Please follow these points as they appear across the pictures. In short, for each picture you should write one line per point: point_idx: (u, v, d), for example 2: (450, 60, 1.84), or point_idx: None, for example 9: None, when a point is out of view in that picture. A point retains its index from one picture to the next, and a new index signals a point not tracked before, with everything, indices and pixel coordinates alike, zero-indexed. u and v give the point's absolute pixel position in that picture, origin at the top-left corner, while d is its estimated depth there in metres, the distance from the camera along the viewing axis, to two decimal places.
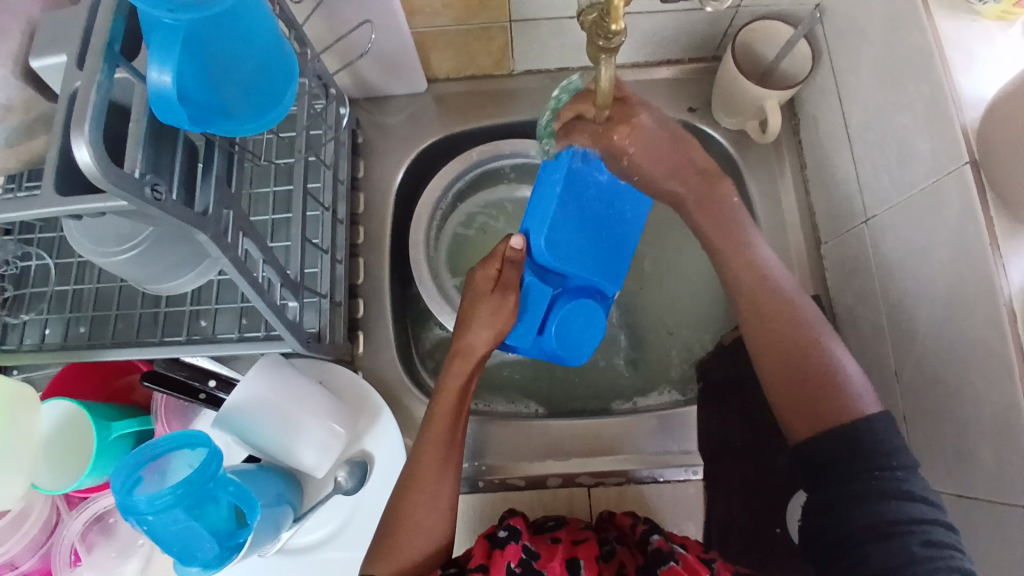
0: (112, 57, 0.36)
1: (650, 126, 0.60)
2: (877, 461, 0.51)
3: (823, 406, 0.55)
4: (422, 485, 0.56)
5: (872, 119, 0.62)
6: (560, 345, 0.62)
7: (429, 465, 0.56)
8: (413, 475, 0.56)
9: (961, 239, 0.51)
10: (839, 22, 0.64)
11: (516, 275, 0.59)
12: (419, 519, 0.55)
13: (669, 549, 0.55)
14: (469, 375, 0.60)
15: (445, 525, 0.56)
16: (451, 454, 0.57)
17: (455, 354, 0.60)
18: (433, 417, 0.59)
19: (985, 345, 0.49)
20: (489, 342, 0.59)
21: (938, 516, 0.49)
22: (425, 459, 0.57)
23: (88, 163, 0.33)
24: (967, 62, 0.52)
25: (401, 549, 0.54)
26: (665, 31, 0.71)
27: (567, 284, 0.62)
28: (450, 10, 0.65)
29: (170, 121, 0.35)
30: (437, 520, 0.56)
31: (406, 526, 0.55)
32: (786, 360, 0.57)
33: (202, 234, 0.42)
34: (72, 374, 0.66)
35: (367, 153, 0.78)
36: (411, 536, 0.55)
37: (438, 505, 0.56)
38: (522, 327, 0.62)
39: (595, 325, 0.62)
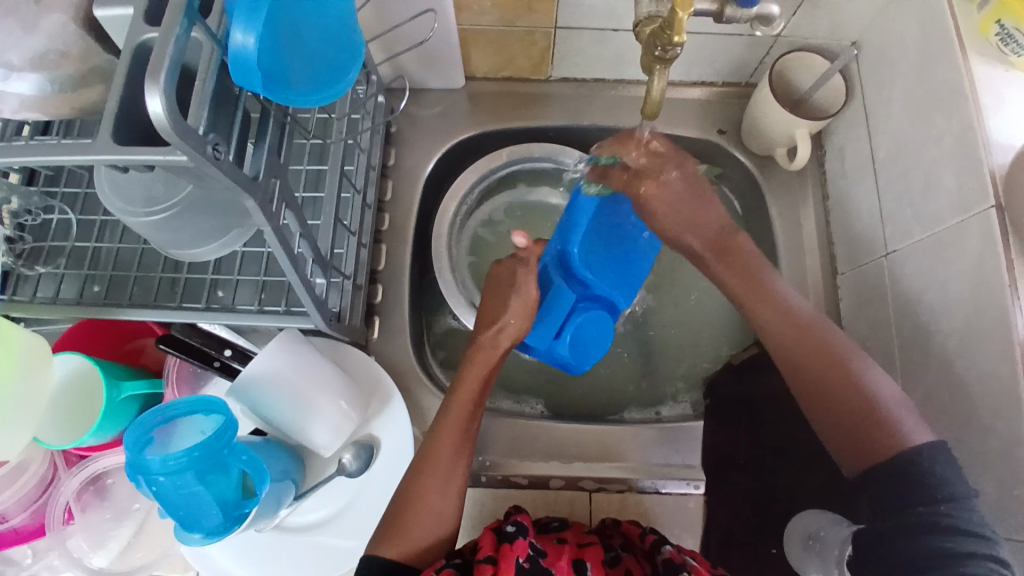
0: (191, 14, 0.37)
1: (678, 183, 0.61)
2: (921, 494, 0.48)
3: (855, 422, 0.54)
4: (432, 474, 0.56)
5: (900, 156, 0.63)
6: (572, 354, 0.62)
7: (440, 456, 0.57)
8: (424, 464, 0.57)
9: (980, 276, 0.53)
10: (876, 60, 0.66)
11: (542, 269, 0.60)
12: (432, 500, 0.56)
13: (682, 561, 0.55)
14: (489, 370, 0.61)
15: (455, 505, 0.57)
16: (467, 440, 0.58)
17: (473, 346, 0.62)
18: (451, 405, 0.59)
19: (997, 382, 0.51)
20: (515, 337, 0.60)
21: (982, 549, 0.44)
22: (442, 444, 0.57)
23: (160, 115, 0.34)
24: (998, 108, 0.54)
25: (411, 532, 0.54)
26: (705, 52, 0.73)
27: (589, 291, 0.62)
28: (498, 9, 0.66)
29: (244, 84, 0.36)
30: (447, 503, 0.56)
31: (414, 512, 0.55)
32: (815, 380, 0.56)
33: (251, 198, 0.42)
34: (85, 331, 0.65)
35: (399, 142, 0.78)
36: (421, 515, 0.55)
37: (450, 488, 0.57)
38: (543, 331, 0.62)
39: (601, 337, 0.64)
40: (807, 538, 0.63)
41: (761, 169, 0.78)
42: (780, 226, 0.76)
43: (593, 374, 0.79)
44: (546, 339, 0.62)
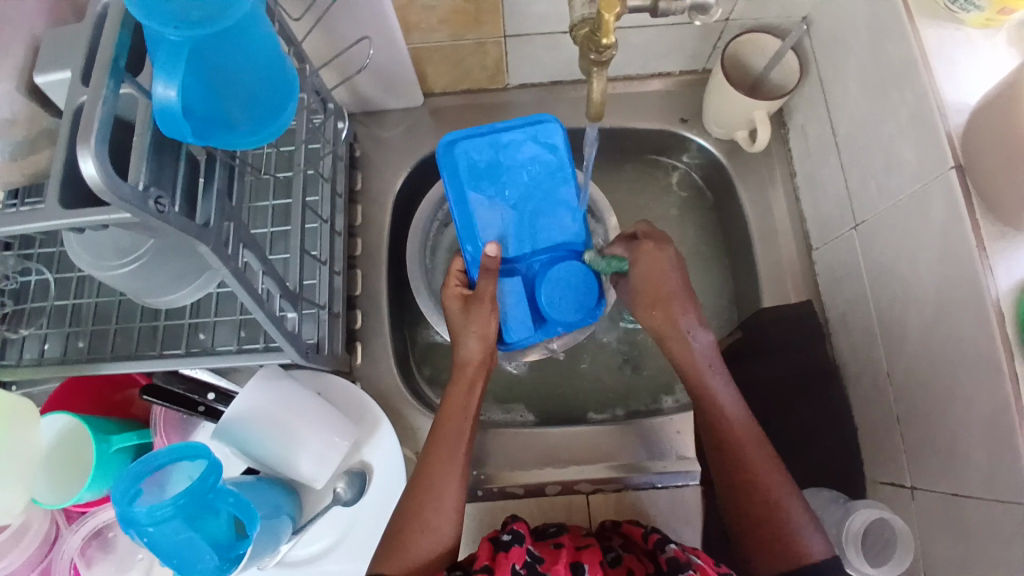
0: (118, 72, 0.37)
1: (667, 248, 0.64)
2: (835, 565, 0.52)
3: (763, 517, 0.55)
4: (435, 479, 0.57)
5: (859, 128, 0.63)
6: (559, 312, 0.65)
7: (439, 456, 0.58)
8: (426, 467, 0.58)
9: (948, 244, 0.52)
10: (826, 34, 0.66)
11: (491, 284, 0.62)
12: (427, 518, 0.56)
13: (686, 560, 0.53)
14: (472, 391, 0.62)
15: (453, 524, 0.56)
16: (460, 455, 0.58)
17: (460, 367, 0.63)
18: (442, 421, 0.60)
19: (973, 347, 0.50)
20: (483, 346, 0.62)
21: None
22: (436, 460, 0.58)
23: (94, 175, 0.34)
24: (951, 72, 0.53)
25: (408, 545, 0.54)
26: (658, 45, 0.73)
27: (529, 263, 0.67)
28: (446, 25, 0.66)
29: (174, 135, 0.36)
30: (445, 521, 0.56)
31: (416, 520, 0.56)
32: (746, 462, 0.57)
33: (203, 245, 0.43)
34: (72, 389, 0.65)
35: (365, 166, 0.78)
36: (418, 535, 0.55)
37: (445, 506, 0.56)
38: (515, 317, 0.65)
39: (586, 275, 0.66)
40: None
41: (727, 154, 0.78)
42: (750, 210, 0.76)
43: (581, 375, 0.79)
44: (521, 329, 0.66)
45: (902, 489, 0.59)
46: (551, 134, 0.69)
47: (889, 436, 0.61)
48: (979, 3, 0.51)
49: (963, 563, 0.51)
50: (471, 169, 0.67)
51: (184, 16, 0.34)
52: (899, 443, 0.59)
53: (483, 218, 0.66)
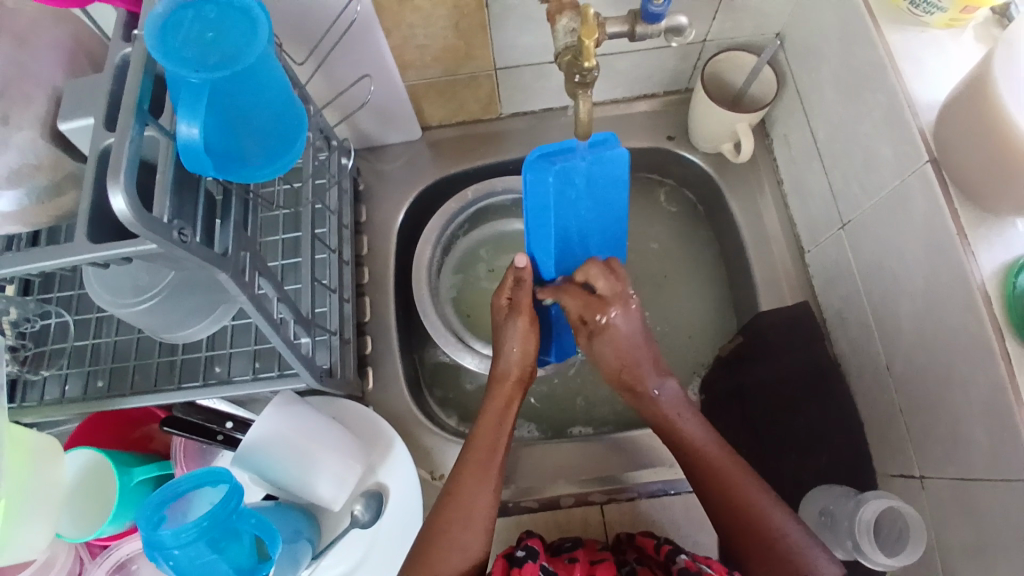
0: (142, 115, 0.40)
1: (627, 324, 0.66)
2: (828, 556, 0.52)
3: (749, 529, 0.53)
4: (464, 493, 0.58)
5: (838, 133, 0.66)
6: None
7: (471, 476, 0.59)
8: (457, 483, 0.59)
9: (930, 234, 0.54)
10: (800, 47, 0.69)
11: (525, 300, 0.69)
12: (455, 535, 0.56)
13: (697, 568, 0.54)
14: (509, 404, 0.65)
15: (481, 538, 0.57)
16: (493, 467, 0.60)
17: (496, 379, 0.68)
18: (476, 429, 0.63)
19: (965, 331, 0.51)
20: (522, 363, 0.68)
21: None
22: (468, 469, 0.60)
23: (124, 211, 0.37)
24: (919, 71, 0.56)
25: (437, 560, 0.54)
26: (641, 68, 0.77)
27: None
28: (440, 61, 0.70)
29: (196, 169, 0.38)
30: (474, 538, 0.56)
31: (444, 537, 0.56)
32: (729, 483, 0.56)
33: (223, 272, 0.45)
34: (93, 426, 0.67)
35: (368, 198, 0.82)
36: (447, 550, 0.55)
37: (474, 521, 0.57)
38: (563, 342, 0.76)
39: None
40: (821, 514, 0.64)
41: (715, 166, 0.81)
42: (741, 219, 0.79)
43: (589, 389, 0.81)
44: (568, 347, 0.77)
45: (911, 479, 0.60)
46: (621, 162, 0.64)
47: (894, 427, 0.62)
48: (941, 5, 0.55)
49: (977, 545, 0.52)
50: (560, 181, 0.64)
51: (206, 61, 0.37)
52: (904, 433, 0.60)
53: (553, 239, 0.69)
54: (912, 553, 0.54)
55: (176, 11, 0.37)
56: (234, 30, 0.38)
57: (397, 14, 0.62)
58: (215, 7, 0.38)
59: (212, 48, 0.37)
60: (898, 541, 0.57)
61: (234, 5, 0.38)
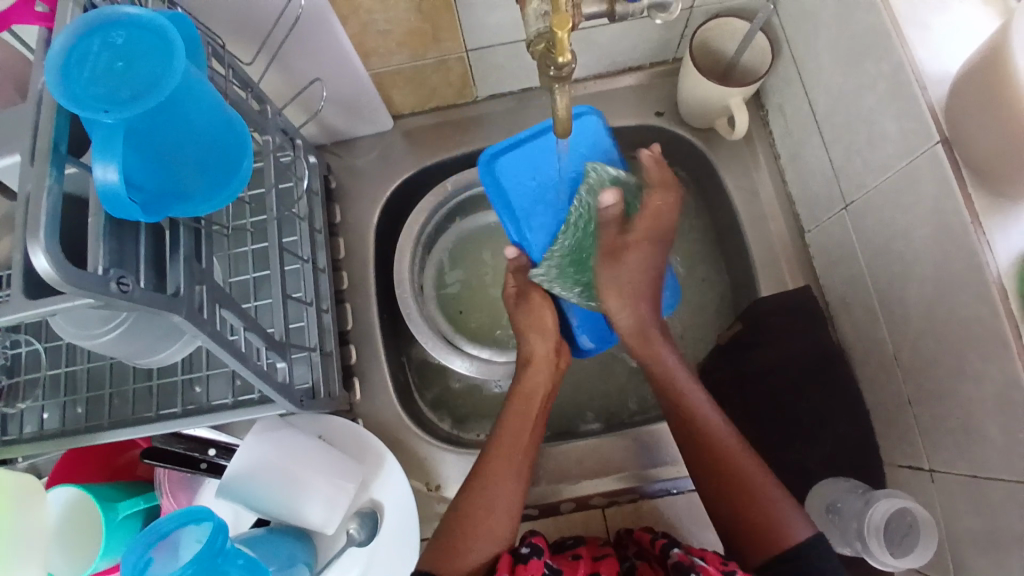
0: (60, 157, 0.36)
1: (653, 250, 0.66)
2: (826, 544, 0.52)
3: (753, 510, 0.53)
4: (498, 465, 0.59)
5: (837, 104, 0.61)
6: None
7: (504, 450, 0.60)
8: (490, 458, 0.60)
9: (940, 217, 0.50)
10: (793, 10, 0.64)
11: (524, 279, 0.71)
12: (493, 496, 0.57)
13: (689, 562, 0.51)
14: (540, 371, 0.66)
15: (512, 522, 0.56)
16: (521, 457, 0.60)
17: (524, 364, 0.67)
18: (503, 419, 0.63)
19: (978, 322, 0.48)
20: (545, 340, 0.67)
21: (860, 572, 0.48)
22: (497, 457, 0.59)
23: (48, 270, 0.33)
24: (926, 39, 0.51)
25: (479, 519, 0.55)
26: (623, 40, 0.71)
27: None
28: (405, 48, 0.65)
29: (125, 217, 0.34)
30: (510, 498, 0.57)
31: (483, 497, 0.57)
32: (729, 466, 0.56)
33: (176, 315, 0.42)
34: (75, 459, 0.63)
35: (342, 197, 0.77)
36: (484, 512, 0.56)
37: (511, 483, 0.58)
38: (594, 328, 0.72)
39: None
40: (828, 511, 0.62)
41: (707, 142, 0.76)
42: (736, 197, 0.75)
43: (587, 384, 0.79)
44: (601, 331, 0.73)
45: (920, 472, 0.57)
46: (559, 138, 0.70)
47: (902, 418, 0.59)
48: None
49: (990, 542, 0.49)
50: (511, 172, 0.71)
51: (119, 98, 0.32)
52: (912, 424, 0.58)
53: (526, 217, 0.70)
54: (924, 551, 0.52)
55: (80, 42, 0.32)
56: (149, 55, 0.33)
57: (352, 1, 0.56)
58: (122, 30, 0.33)
59: (124, 81, 0.32)
60: (907, 538, 0.55)
61: (145, 25, 0.33)
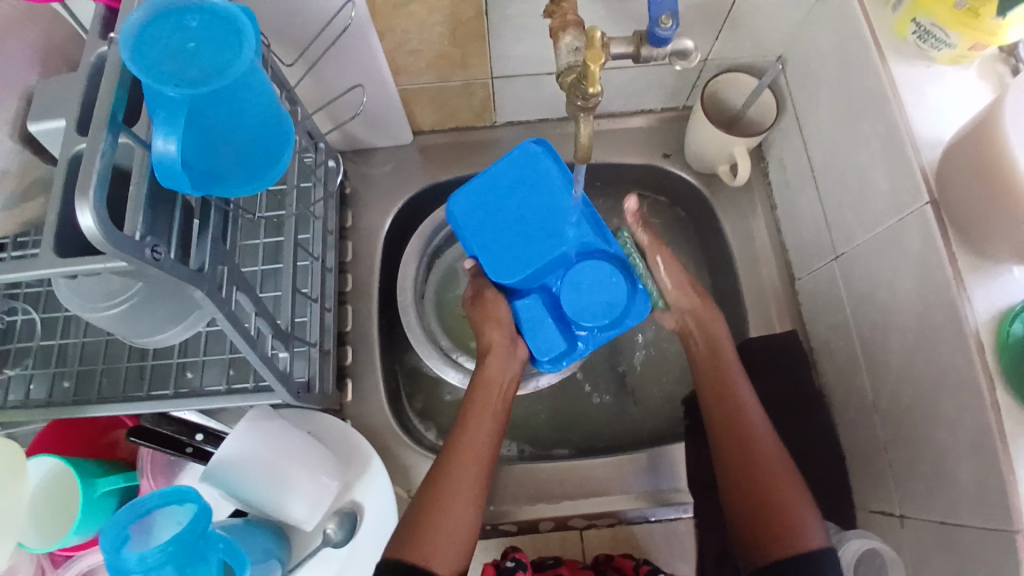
0: (116, 126, 0.37)
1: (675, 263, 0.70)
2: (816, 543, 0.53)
3: (765, 482, 0.57)
4: (453, 474, 0.59)
5: (835, 161, 0.65)
6: (591, 317, 0.64)
7: (463, 459, 0.59)
8: (446, 465, 0.59)
9: (926, 273, 0.53)
10: (800, 73, 0.69)
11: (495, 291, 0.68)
12: (451, 504, 0.57)
13: None
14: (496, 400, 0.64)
15: (474, 507, 0.58)
16: (487, 450, 0.61)
17: (484, 354, 0.67)
18: (471, 409, 0.63)
19: (956, 374, 0.51)
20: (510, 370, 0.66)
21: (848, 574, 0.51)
22: (464, 448, 0.60)
23: (93, 229, 0.34)
24: (921, 108, 0.55)
25: (434, 523, 0.56)
26: (639, 83, 0.75)
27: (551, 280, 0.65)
28: (433, 68, 0.68)
29: (173, 187, 0.36)
30: (468, 507, 0.57)
31: (441, 504, 0.57)
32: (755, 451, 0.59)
33: (197, 290, 0.43)
34: (61, 431, 0.63)
35: (355, 202, 0.79)
36: (441, 515, 0.56)
37: (468, 493, 0.58)
38: (538, 338, 0.66)
39: (608, 276, 0.64)
40: None
41: (708, 187, 0.80)
42: (733, 241, 0.78)
43: (572, 407, 0.80)
44: (547, 345, 0.66)
45: (892, 516, 0.60)
46: (525, 149, 0.65)
47: (877, 463, 0.61)
48: (950, 41, 0.53)
49: None
50: (464, 194, 0.65)
51: (186, 76, 0.34)
52: (886, 469, 0.60)
53: (480, 225, 0.64)
54: None
55: (154, 20, 0.34)
56: (219, 41, 0.35)
57: (388, 20, 0.59)
58: (197, 16, 0.35)
59: (193, 63, 0.35)
60: None
61: (218, 15, 0.36)
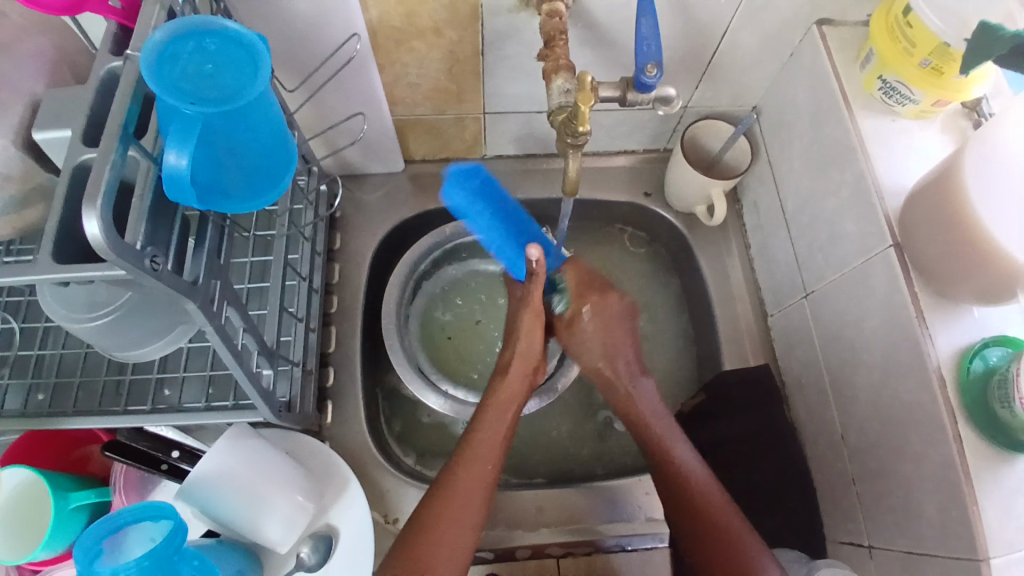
0: (127, 138, 0.38)
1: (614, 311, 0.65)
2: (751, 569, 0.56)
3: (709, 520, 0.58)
4: (456, 487, 0.57)
5: (805, 205, 0.69)
6: None
7: (471, 471, 0.57)
8: (452, 477, 0.57)
9: (891, 312, 0.56)
10: (775, 122, 0.73)
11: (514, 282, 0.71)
12: (448, 524, 0.55)
13: None
14: (514, 398, 0.62)
15: (474, 526, 0.56)
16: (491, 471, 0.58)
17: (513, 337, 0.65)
18: (483, 415, 0.61)
19: (920, 409, 0.53)
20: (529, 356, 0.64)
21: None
22: (465, 470, 0.57)
23: (98, 237, 0.35)
24: (887, 158, 0.59)
25: (428, 545, 0.54)
26: (624, 125, 0.79)
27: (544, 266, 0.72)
28: (429, 101, 0.71)
29: (180, 200, 0.37)
30: (467, 527, 0.56)
31: (440, 523, 0.55)
32: (697, 495, 0.59)
33: (192, 302, 0.43)
34: (32, 443, 0.62)
35: (344, 226, 0.80)
36: (438, 536, 0.55)
37: (469, 509, 0.56)
38: None
39: None
40: None
41: (687, 225, 0.84)
42: (709, 277, 0.81)
43: (550, 435, 0.81)
44: None
45: (861, 548, 0.62)
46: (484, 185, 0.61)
47: (846, 495, 0.63)
48: (915, 97, 0.58)
49: None
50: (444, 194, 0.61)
51: (203, 95, 0.36)
52: (855, 501, 0.62)
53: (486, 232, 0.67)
54: None
55: (175, 40, 0.36)
56: (237, 65, 0.37)
57: (390, 53, 0.62)
58: (216, 40, 0.37)
59: (211, 83, 0.36)
60: None
61: (236, 41, 0.38)
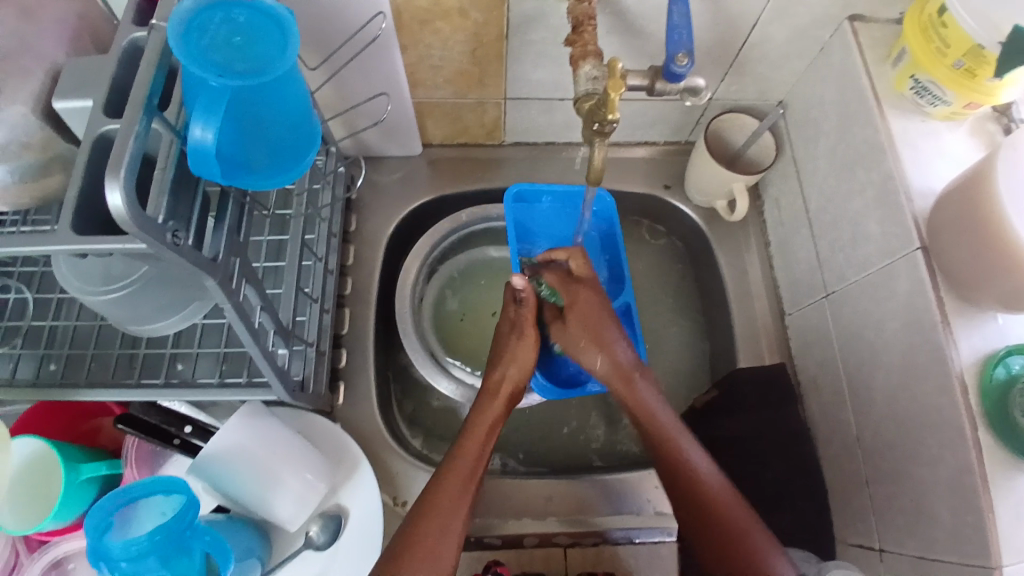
0: (151, 110, 0.38)
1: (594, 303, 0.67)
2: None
3: (723, 522, 0.57)
4: (442, 502, 0.56)
5: (829, 204, 0.68)
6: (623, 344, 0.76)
7: (450, 488, 0.57)
8: (434, 491, 0.57)
9: (913, 315, 0.55)
10: (801, 118, 0.72)
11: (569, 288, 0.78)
12: (429, 541, 0.54)
13: None
14: (497, 420, 0.63)
15: (455, 543, 0.55)
16: (473, 484, 0.58)
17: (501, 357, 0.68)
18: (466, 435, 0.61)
19: (938, 413, 0.53)
20: (519, 377, 0.65)
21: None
22: (450, 481, 0.57)
23: (120, 208, 0.35)
24: (916, 158, 0.58)
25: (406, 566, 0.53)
26: (646, 116, 0.78)
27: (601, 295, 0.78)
28: (451, 84, 0.70)
29: (204, 174, 0.37)
30: (446, 545, 0.55)
31: (419, 544, 0.54)
32: (706, 496, 0.58)
33: (211, 278, 0.43)
34: (45, 413, 0.62)
35: (360, 208, 0.80)
36: (420, 556, 0.53)
37: (450, 528, 0.55)
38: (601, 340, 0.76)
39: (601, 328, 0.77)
40: None
41: (706, 220, 0.83)
42: (726, 273, 0.81)
43: (559, 425, 0.81)
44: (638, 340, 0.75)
45: (871, 550, 0.61)
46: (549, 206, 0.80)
47: (859, 496, 0.63)
48: (946, 98, 0.57)
49: None
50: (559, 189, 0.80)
51: (231, 68, 0.35)
52: (867, 502, 0.62)
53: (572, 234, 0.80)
54: None
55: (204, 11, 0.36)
56: (267, 39, 0.37)
57: (414, 34, 0.61)
58: (244, 12, 0.37)
59: (238, 56, 0.36)
60: None
61: (264, 15, 0.38)
